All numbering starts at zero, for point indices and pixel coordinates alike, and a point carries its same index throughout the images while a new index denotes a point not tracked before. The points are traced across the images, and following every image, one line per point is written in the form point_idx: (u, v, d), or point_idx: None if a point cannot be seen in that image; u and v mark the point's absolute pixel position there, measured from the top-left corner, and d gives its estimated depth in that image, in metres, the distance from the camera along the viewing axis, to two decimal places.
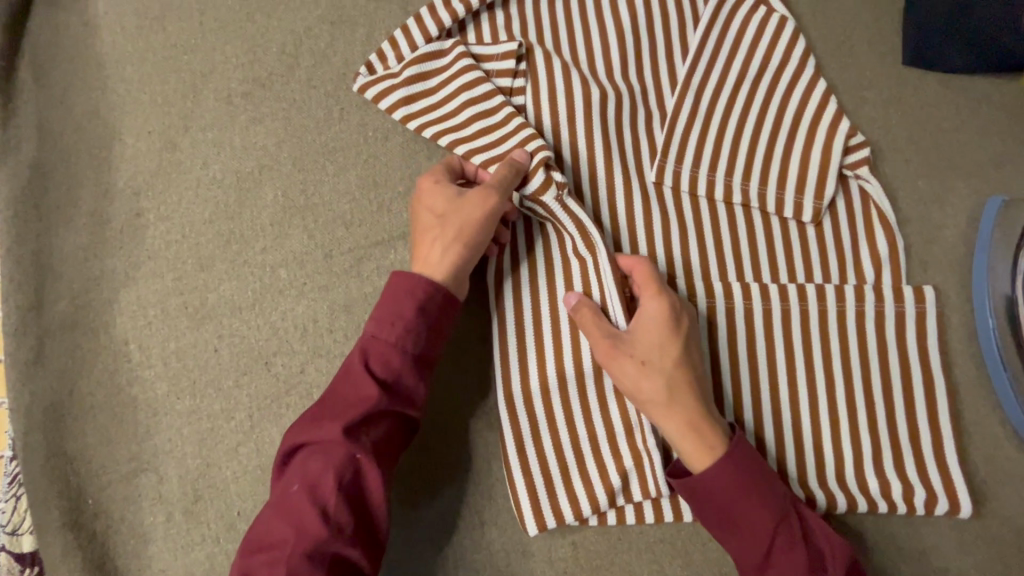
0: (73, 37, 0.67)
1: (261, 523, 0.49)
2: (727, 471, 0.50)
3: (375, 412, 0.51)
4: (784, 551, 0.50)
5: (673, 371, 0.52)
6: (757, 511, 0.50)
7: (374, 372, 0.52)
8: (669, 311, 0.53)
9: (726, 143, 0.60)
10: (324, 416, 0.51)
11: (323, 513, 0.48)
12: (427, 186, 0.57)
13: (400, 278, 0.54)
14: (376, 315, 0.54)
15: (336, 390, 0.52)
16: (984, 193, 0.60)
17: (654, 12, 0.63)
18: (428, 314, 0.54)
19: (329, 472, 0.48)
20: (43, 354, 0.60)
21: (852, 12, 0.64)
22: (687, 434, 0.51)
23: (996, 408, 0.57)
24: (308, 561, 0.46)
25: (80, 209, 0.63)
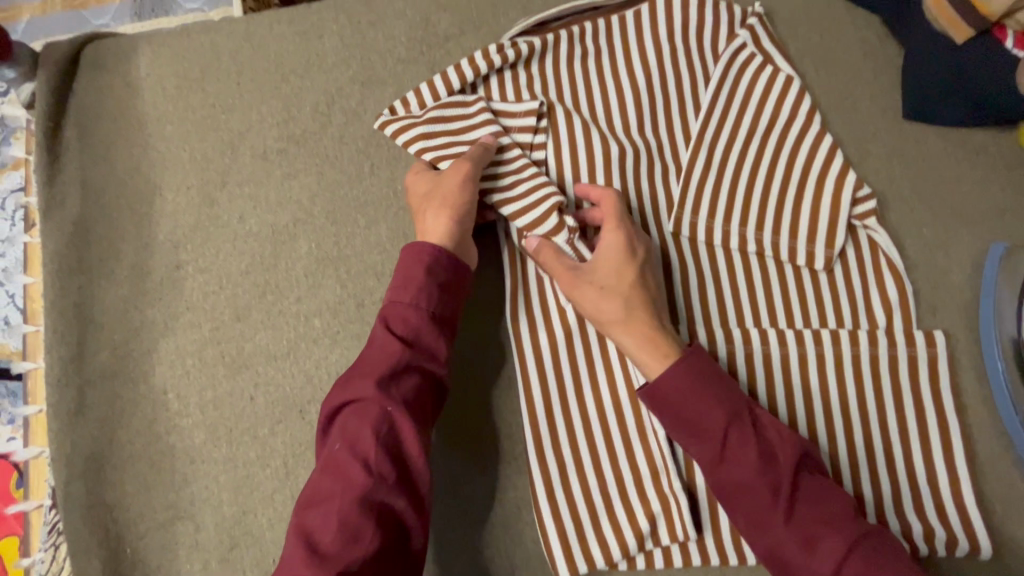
0: (118, 98, 0.71)
1: (310, 487, 0.51)
2: (681, 373, 0.54)
3: (401, 367, 0.53)
4: (737, 446, 0.52)
5: (629, 293, 0.57)
6: (711, 407, 0.53)
7: (396, 332, 0.55)
8: (624, 239, 0.58)
9: (740, 195, 0.63)
10: (354, 378, 0.53)
11: (366, 465, 0.50)
12: (411, 180, 0.62)
13: (408, 247, 0.58)
14: (394, 284, 0.57)
15: (364, 354, 0.55)
16: (988, 239, 0.63)
17: (667, 71, 0.67)
18: (438, 275, 0.57)
19: (366, 427, 0.51)
20: (85, 404, 0.62)
21: (855, 69, 0.68)
22: (643, 346, 0.55)
23: (1009, 446, 0.59)
24: (360, 510, 0.48)
25: (122, 262, 0.66)
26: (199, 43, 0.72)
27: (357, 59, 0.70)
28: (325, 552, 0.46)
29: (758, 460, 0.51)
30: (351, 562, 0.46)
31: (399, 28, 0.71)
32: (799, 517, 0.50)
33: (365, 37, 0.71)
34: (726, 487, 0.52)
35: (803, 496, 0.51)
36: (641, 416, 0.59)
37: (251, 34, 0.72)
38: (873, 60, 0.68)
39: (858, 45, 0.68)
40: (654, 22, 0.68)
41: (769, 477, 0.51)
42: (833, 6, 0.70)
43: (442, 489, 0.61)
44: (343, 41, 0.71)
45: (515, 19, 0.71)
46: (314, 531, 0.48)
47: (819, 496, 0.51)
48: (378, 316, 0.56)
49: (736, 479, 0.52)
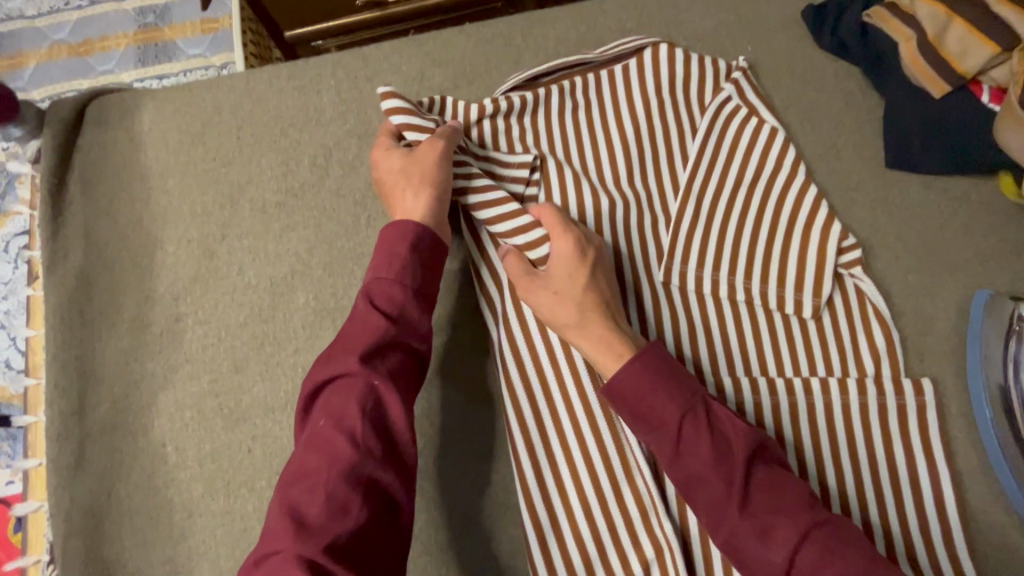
0: (121, 154, 0.72)
1: (294, 463, 0.50)
2: (634, 371, 0.55)
3: (387, 343, 0.54)
4: (690, 440, 0.53)
5: (582, 295, 0.59)
6: (663, 402, 0.54)
7: (381, 308, 0.55)
8: (571, 247, 0.60)
9: (728, 245, 0.65)
10: (340, 353, 0.53)
11: (353, 438, 0.49)
12: (380, 157, 0.64)
13: (391, 226, 0.59)
14: (377, 263, 0.58)
15: (346, 330, 0.55)
16: (973, 287, 0.65)
17: (655, 123, 0.69)
18: (422, 255, 0.58)
19: (351, 401, 0.51)
20: (85, 458, 0.63)
21: (838, 120, 0.70)
22: (599, 348, 0.57)
23: (1000, 494, 0.60)
24: (349, 482, 0.48)
25: (123, 314, 0.67)
26: (201, 98, 0.74)
27: (354, 113, 0.73)
28: (313, 524, 0.46)
29: (712, 454, 0.52)
30: (340, 533, 0.46)
31: (395, 82, 0.73)
32: (754, 507, 0.51)
33: (362, 92, 0.73)
34: (683, 481, 0.53)
35: (756, 486, 0.51)
36: (628, 459, 0.60)
37: (250, 88, 0.74)
38: (856, 111, 0.70)
39: (841, 97, 0.71)
40: (642, 76, 0.70)
41: (723, 469, 0.52)
42: (815, 59, 0.72)
43: (437, 540, 0.61)
44: (341, 95, 0.73)
45: (508, 72, 0.73)
46: (300, 504, 0.47)
47: (771, 484, 0.51)
48: (361, 293, 0.57)
49: (691, 473, 0.53)
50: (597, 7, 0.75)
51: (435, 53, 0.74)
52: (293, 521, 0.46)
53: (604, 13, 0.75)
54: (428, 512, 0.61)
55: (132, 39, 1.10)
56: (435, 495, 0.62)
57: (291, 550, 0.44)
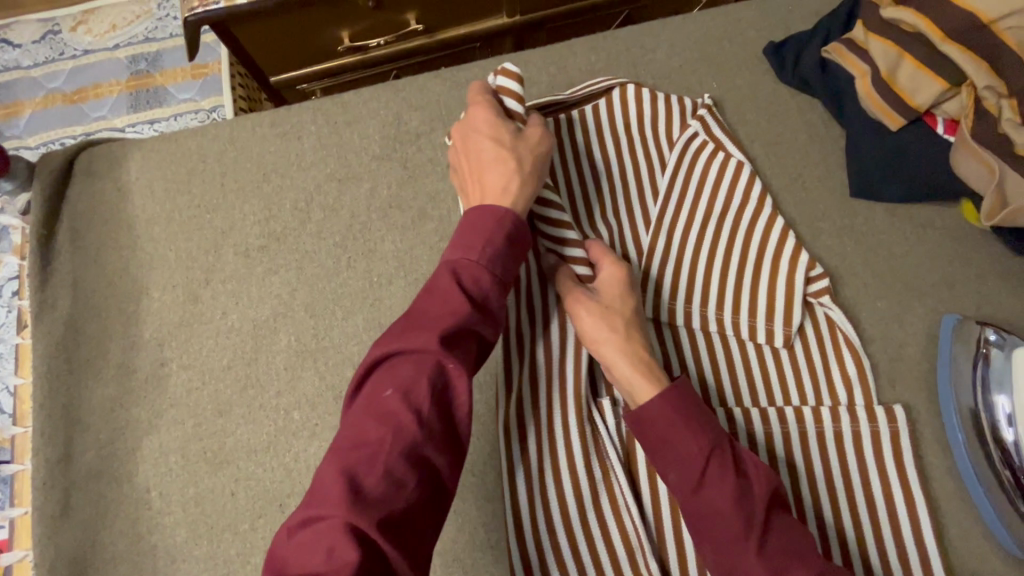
0: (108, 203, 0.75)
1: (349, 427, 0.46)
2: (672, 397, 0.54)
3: (465, 326, 0.51)
4: (714, 480, 0.51)
5: (631, 318, 0.60)
6: (689, 437, 0.53)
7: (464, 287, 0.52)
8: (625, 272, 0.62)
9: (700, 277, 0.66)
10: (417, 324, 0.50)
11: (419, 414, 0.46)
12: (482, 120, 0.63)
13: (487, 207, 0.57)
14: (463, 237, 0.55)
15: (426, 300, 0.51)
16: (940, 312, 0.66)
17: (625, 160, 0.71)
18: (511, 242, 0.56)
19: (422, 377, 0.47)
20: (70, 505, 0.64)
21: (802, 152, 0.72)
22: (642, 368, 0.57)
23: (977, 519, 0.60)
24: (409, 459, 0.44)
25: (109, 360, 0.68)
26: (186, 147, 0.76)
27: (334, 157, 0.75)
28: (366, 495, 0.42)
29: (735, 494, 0.50)
30: (390, 511, 0.42)
31: (373, 127, 0.76)
32: (769, 550, 0.49)
33: (342, 137, 0.76)
34: (700, 517, 0.52)
35: (774, 530, 0.50)
36: (614, 493, 0.59)
37: (234, 136, 0.76)
38: (819, 142, 0.72)
39: (804, 129, 0.73)
40: (611, 116, 0.72)
41: (744, 509, 0.50)
42: (778, 93, 0.74)
43: None
44: (321, 140, 0.76)
45: None
46: (354, 471, 0.43)
47: (787, 530, 0.50)
48: (445, 265, 0.54)
49: (709, 509, 0.51)
50: (566, 49, 0.78)
51: (411, 97, 0.77)
52: (347, 487, 0.42)
53: (574, 54, 0.77)
54: None
55: (124, 86, 1.13)
56: None
57: (340, 519, 0.40)
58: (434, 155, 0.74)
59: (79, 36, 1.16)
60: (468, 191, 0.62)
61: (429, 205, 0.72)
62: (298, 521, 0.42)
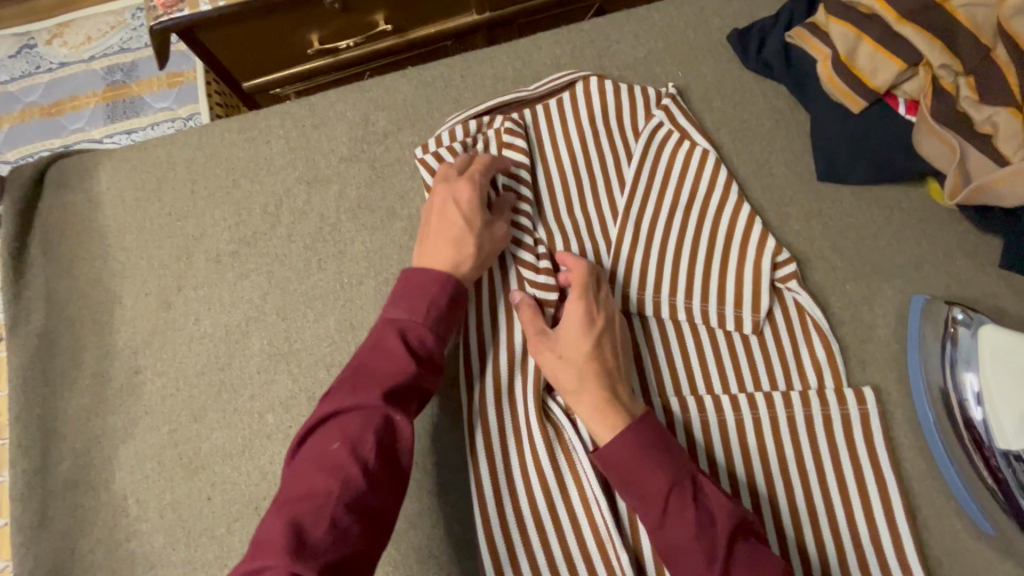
0: (81, 213, 0.75)
1: (295, 481, 0.47)
2: (626, 441, 0.53)
3: (410, 384, 0.53)
4: (675, 514, 0.51)
5: (583, 362, 0.58)
6: (650, 473, 0.52)
7: (408, 342, 0.55)
8: (581, 310, 0.60)
9: (669, 267, 0.66)
10: (364, 381, 0.52)
11: (365, 465, 0.48)
12: (462, 195, 0.63)
13: (435, 278, 0.58)
14: (408, 297, 0.57)
15: (372, 356, 0.54)
16: (910, 292, 0.66)
17: (591, 153, 0.71)
18: (453, 299, 0.59)
19: (370, 429, 0.49)
20: (48, 515, 0.64)
21: (769, 138, 0.72)
22: (593, 419, 0.56)
23: (950, 497, 0.60)
24: (355, 510, 0.46)
25: (83, 370, 0.69)
26: (156, 155, 0.77)
27: (302, 160, 0.75)
28: (313, 547, 0.43)
29: (695, 527, 0.50)
30: (335, 562, 0.44)
31: (340, 129, 0.76)
32: None
33: (309, 139, 0.76)
34: (665, 549, 0.52)
35: (737, 561, 0.50)
36: (582, 487, 0.60)
37: (203, 143, 0.77)
38: (785, 127, 0.72)
39: (770, 114, 0.73)
40: (576, 108, 0.72)
41: (705, 542, 0.50)
42: (744, 80, 0.74)
43: None
44: (289, 144, 0.76)
45: (449, 112, 0.76)
46: (301, 523, 0.44)
47: (750, 561, 0.50)
48: (390, 323, 0.56)
49: (673, 542, 0.51)
50: (531, 44, 0.78)
51: (378, 98, 0.77)
52: (292, 540, 0.43)
53: (539, 49, 0.77)
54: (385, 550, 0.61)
55: (100, 98, 1.13)
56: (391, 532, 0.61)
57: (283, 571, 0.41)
58: (402, 154, 0.74)
59: (54, 49, 1.17)
60: (422, 246, 0.62)
61: (398, 204, 0.72)
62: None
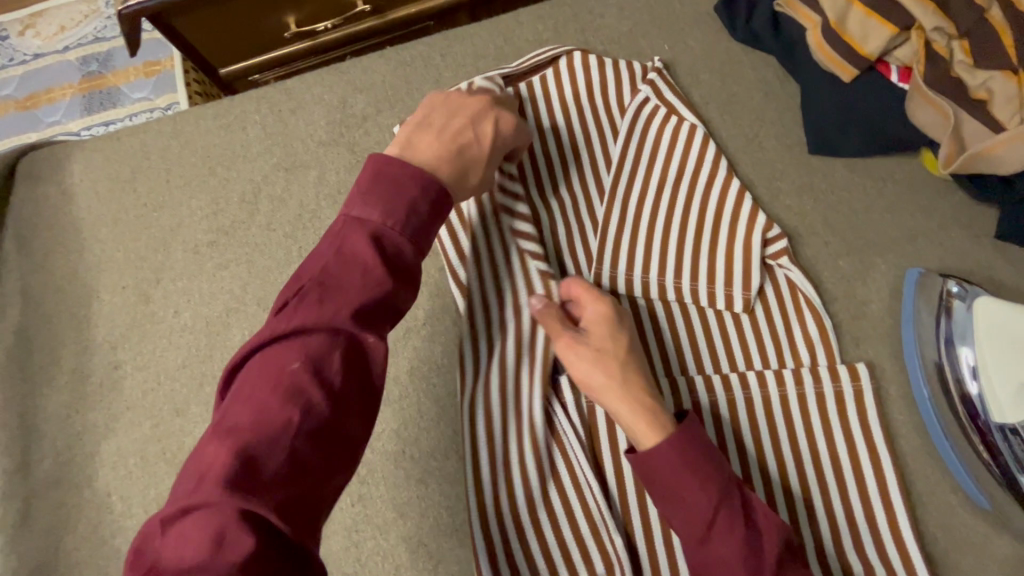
0: (54, 206, 0.73)
1: (243, 402, 0.42)
2: (674, 451, 0.51)
3: (380, 301, 0.48)
4: (722, 531, 0.50)
5: (625, 359, 0.56)
6: (698, 487, 0.51)
7: (380, 254, 0.49)
8: (613, 309, 0.58)
9: (657, 245, 0.64)
10: (329, 294, 0.46)
11: (329, 389, 0.43)
12: (509, 120, 0.61)
13: (429, 189, 0.53)
14: (381, 198, 0.51)
15: (338, 267, 0.47)
16: (904, 266, 0.64)
17: (576, 131, 0.69)
18: (432, 210, 0.52)
19: (335, 350, 0.44)
20: (32, 513, 0.63)
21: (758, 111, 0.70)
22: (640, 416, 0.53)
23: (945, 472, 0.59)
24: (319, 437, 0.42)
25: (62, 367, 0.67)
26: (129, 145, 0.74)
27: (280, 146, 0.73)
28: (270, 476, 0.40)
29: (743, 547, 0.49)
30: (296, 491, 0.40)
31: (318, 112, 0.74)
32: None
33: (286, 125, 0.74)
34: (706, 565, 0.51)
35: None
36: (574, 470, 0.59)
37: (177, 131, 0.74)
38: (775, 100, 0.70)
39: (760, 87, 0.71)
40: (559, 84, 0.70)
41: (752, 562, 0.49)
42: (732, 52, 0.72)
43: (386, 568, 0.59)
44: (266, 130, 0.74)
45: (429, 92, 0.74)
46: (253, 451, 0.40)
47: None
48: (360, 228, 0.49)
49: (717, 559, 0.50)
50: (512, 20, 0.75)
51: (356, 79, 0.75)
52: (245, 468, 0.39)
53: (521, 25, 0.75)
54: (374, 540, 0.60)
55: (76, 89, 1.11)
56: (379, 521, 0.61)
57: (238, 503, 0.37)
58: (381, 137, 0.72)
59: (27, 40, 1.14)
60: (424, 132, 0.57)
61: None
62: (180, 506, 0.38)
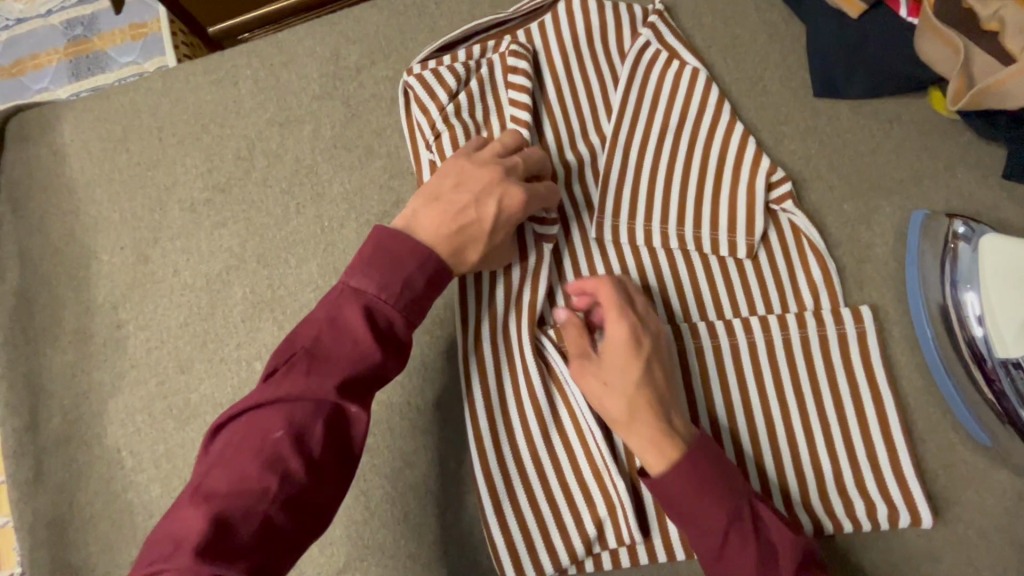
0: (46, 168, 0.72)
1: (223, 466, 0.42)
2: (682, 477, 0.51)
3: (368, 372, 0.47)
4: (735, 549, 0.50)
5: (633, 393, 0.53)
6: (709, 510, 0.50)
7: (372, 323, 0.48)
8: (626, 329, 0.55)
9: (659, 193, 0.63)
10: (316, 365, 0.46)
11: (309, 458, 0.43)
12: (516, 195, 0.56)
13: (422, 267, 0.50)
14: (381, 267, 0.49)
15: (328, 336, 0.46)
16: (909, 208, 0.63)
17: (576, 78, 0.68)
18: (429, 278, 0.51)
19: (318, 419, 0.44)
20: (43, 470, 0.64)
21: (762, 53, 0.68)
22: (648, 448, 0.52)
23: (947, 412, 0.60)
24: (291, 508, 0.42)
25: (65, 327, 0.67)
26: (119, 104, 0.73)
27: (273, 101, 0.71)
28: (240, 546, 0.39)
29: (756, 565, 0.50)
30: (261, 564, 0.40)
31: (311, 65, 0.72)
32: None
33: (278, 79, 0.72)
34: None
35: None
36: (577, 419, 0.59)
37: (168, 87, 0.73)
38: (780, 41, 0.68)
39: (764, 29, 0.69)
40: (558, 30, 0.68)
41: None
42: None
43: (395, 515, 0.60)
44: (257, 84, 0.72)
45: (424, 42, 0.72)
46: (227, 520, 0.39)
47: None
48: (355, 296, 0.48)
49: None
50: None
51: (348, 30, 0.73)
52: (217, 536, 0.38)
53: None
54: (381, 489, 0.61)
55: (62, 54, 1.08)
56: (387, 472, 0.61)
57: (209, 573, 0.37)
58: (377, 89, 0.71)
59: (9, 4, 1.10)
60: (434, 208, 0.54)
61: (375, 142, 0.69)
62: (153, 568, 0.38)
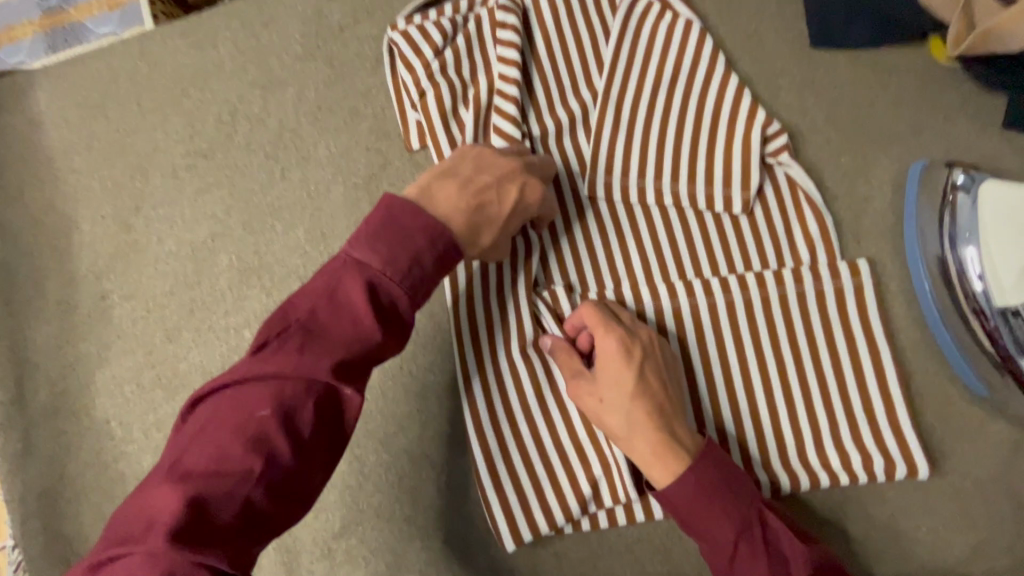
0: (22, 137, 0.70)
1: (201, 444, 0.38)
2: (688, 490, 0.50)
3: (366, 355, 0.43)
4: (747, 561, 0.49)
5: (632, 406, 0.53)
6: (716, 522, 0.50)
7: (375, 300, 0.43)
8: (619, 344, 0.54)
9: (652, 149, 0.62)
10: (311, 342, 0.41)
11: (298, 439, 0.39)
12: (536, 188, 0.54)
13: (434, 245, 0.46)
14: (388, 240, 0.45)
15: (326, 312, 0.42)
16: (907, 161, 0.62)
17: (566, 33, 0.66)
18: (438, 256, 0.47)
19: (308, 399, 0.40)
20: (32, 443, 0.63)
21: (757, 4, 0.66)
22: (651, 460, 0.51)
23: (944, 365, 0.59)
24: (274, 492, 0.38)
25: (48, 300, 0.66)
26: (94, 69, 0.70)
27: (254, 63, 0.69)
28: (218, 531, 0.35)
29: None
30: (240, 551, 0.36)
31: (292, 25, 0.70)
32: None
33: (259, 40, 0.70)
34: None
35: None
36: None
37: (144, 50, 0.70)
38: None
39: None
40: None
41: None
42: None
43: (389, 480, 0.60)
44: (237, 46, 0.70)
45: None
46: (205, 503, 0.35)
47: None
48: (360, 270, 0.43)
49: None
50: None
51: None
52: (193, 520, 0.35)
53: None
54: (375, 454, 0.60)
55: (38, 26, 1.05)
56: (381, 436, 0.61)
57: (181, 559, 0.33)
58: (361, 49, 0.69)
59: None
60: (447, 181, 0.51)
61: (361, 103, 0.67)
62: (119, 553, 0.34)
